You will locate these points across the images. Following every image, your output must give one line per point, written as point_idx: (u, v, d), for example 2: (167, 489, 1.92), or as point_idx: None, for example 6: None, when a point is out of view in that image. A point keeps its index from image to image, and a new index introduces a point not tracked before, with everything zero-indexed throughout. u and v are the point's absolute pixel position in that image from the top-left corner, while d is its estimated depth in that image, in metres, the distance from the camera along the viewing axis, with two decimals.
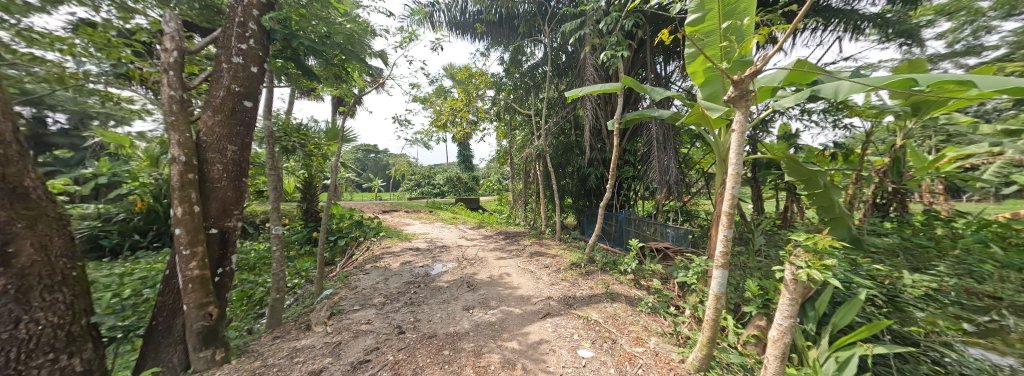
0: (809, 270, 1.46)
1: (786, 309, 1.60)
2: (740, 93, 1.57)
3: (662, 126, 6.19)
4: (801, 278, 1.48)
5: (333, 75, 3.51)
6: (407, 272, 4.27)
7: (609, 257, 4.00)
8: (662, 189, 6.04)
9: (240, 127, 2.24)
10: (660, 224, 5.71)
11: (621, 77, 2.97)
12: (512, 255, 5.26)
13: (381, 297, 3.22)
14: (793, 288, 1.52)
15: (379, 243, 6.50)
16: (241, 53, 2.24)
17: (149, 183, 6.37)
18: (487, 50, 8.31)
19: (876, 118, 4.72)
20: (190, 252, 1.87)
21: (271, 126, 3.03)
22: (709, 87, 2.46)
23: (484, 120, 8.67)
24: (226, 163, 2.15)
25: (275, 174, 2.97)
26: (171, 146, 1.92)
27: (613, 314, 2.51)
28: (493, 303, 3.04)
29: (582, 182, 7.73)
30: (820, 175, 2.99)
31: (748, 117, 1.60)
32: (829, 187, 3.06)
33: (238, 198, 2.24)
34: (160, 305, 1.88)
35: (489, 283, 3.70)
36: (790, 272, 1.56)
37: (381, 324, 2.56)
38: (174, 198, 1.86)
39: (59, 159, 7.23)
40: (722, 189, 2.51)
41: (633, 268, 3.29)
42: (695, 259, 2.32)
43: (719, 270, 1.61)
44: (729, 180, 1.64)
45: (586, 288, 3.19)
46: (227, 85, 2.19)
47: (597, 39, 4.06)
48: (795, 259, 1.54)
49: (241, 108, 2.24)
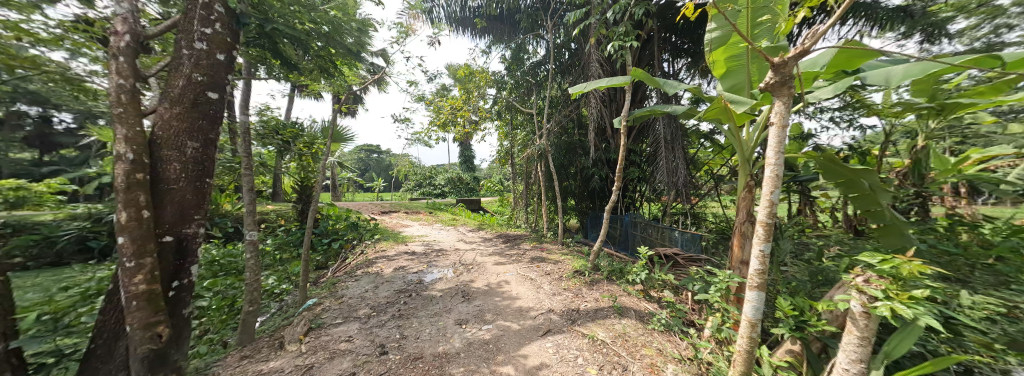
0: (892, 304, 1.29)
1: (856, 352, 1.45)
2: (781, 79, 1.23)
3: (670, 125, 5.95)
4: (870, 312, 1.39)
5: (319, 68, 3.30)
6: (400, 279, 4.02)
7: (615, 264, 3.72)
8: (670, 191, 5.76)
9: (204, 122, 2.00)
10: (668, 228, 5.43)
11: (631, 69, 2.61)
12: (512, 260, 5.00)
13: (367, 308, 2.96)
14: (862, 321, 1.43)
15: (374, 247, 6.26)
16: (204, 38, 2.00)
17: None
18: (488, 47, 8.11)
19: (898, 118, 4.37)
20: (135, 264, 1.63)
21: (247, 122, 2.76)
22: (732, 79, 2.26)
23: (486, 119, 8.45)
24: (186, 162, 1.91)
25: (251, 172, 2.73)
26: (116, 142, 1.68)
27: (622, 334, 2.22)
28: (489, 316, 2.77)
29: (586, 184, 7.46)
30: (871, 175, 2.59)
31: (790, 107, 1.25)
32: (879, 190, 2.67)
33: (200, 201, 1.99)
34: (101, 325, 1.64)
35: (485, 293, 3.43)
36: (860, 303, 1.42)
37: (362, 342, 2.31)
38: (117, 201, 1.61)
39: (63, 158, 7.18)
40: (748, 192, 2.14)
41: (642, 279, 3.01)
42: (717, 274, 2.01)
43: (756, 293, 1.30)
44: (766, 184, 1.32)
45: (591, 300, 2.91)
46: (188, 74, 1.94)
47: (603, 30, 3.79)
48: (871, 288, 1.39)
49: (204, 100, 1.99)
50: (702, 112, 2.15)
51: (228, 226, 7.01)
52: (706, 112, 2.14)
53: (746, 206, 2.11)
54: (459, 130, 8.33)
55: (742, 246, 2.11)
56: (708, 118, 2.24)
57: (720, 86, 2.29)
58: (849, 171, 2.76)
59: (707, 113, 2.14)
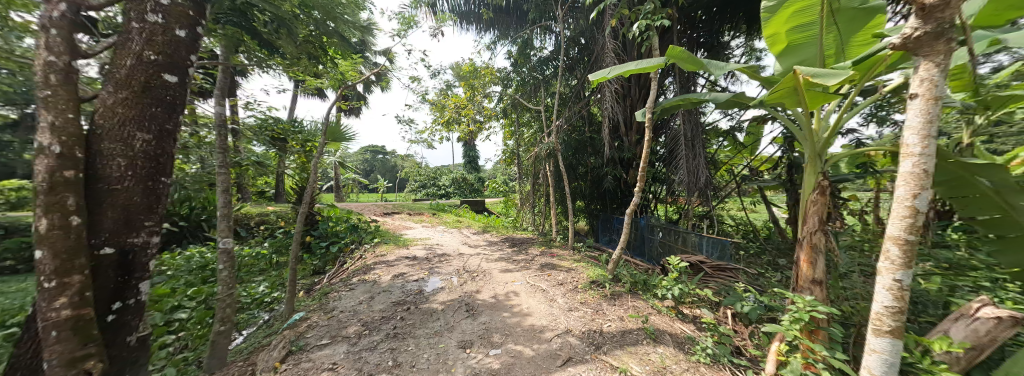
0: None
1: None
2: (938, 31, 0.99)
3: (690, 122, 5.55)
4: None
5: (305, 54, 2.98)
6: (398, 289, 3.67)
7: (638, 275, 3.32)
8: (690, 193, 5.34)
9: (161, 111, 1.68)
10: (690, 233, 5.00)
11: (669, 46, 2.19)
12: (520, 267, 4.62)
13: (357, 326, 2.62)
14: None
15: (374, 251, 5.92)
16: (160, 9, 1.67)
17: None
18: (493, 42, 7.79)
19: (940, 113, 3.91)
20: (58, 283, 1.28)
21: (222, 113, 2.42)
22: (798, 53, 2.25)
23: (491, 118, 8.09)
24: (135, 157, 1.57)
25: (227, 170, 2.39)
26: (40, 132, 1.34)
27: (661, 368, 1.83)
28: (496, 338, 2.40)
29: (597, 185, 7.06)
30: (989, 170, 2.23)
31: (946, 69, 1.00)
32: (1005, 188, 2.28)
33: (152, 205, 1.64)
34: (12, 363, 1.29)
35: (492, 307, 3.05)
36: None
37: (347, 372, 1.95)
38: (36, 205, 1.26)
39: None
40: (817, 206, 1.77)
41: (675, 294, 2.61)
42: (794, 301, 1.60)
43: (892, 340, 1.17)
44: (905, 184, 1.11)
45: (615, 319, 2.51)
46: (138, 51, 1.60)
47: (624, 11, 3.40)
48: None
49: (159, 83, 1.66)
50: (765, 95, 1.85)
51: None
52: (770, 95, 1.84)
53: (816, 211, 1.76)
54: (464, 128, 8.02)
55: (812, 262, 1.76)
56: (772, 102, 1.92)
57: (785, 60, 2.29)
58: (958, 167, 2.41)
59: (772, 96, 1.83)
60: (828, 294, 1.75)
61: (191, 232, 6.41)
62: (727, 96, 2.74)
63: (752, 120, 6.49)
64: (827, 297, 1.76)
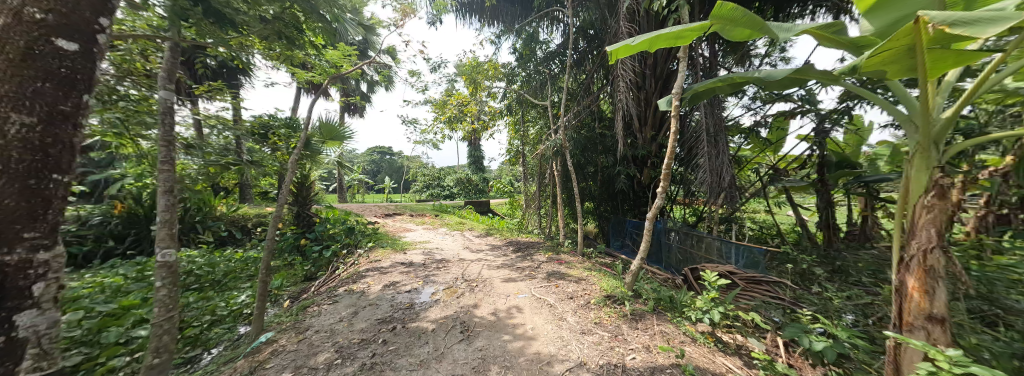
0: None
1: None
2: None
3: (712, 115, 5.04)
4: None
5: (273, 33, 2.58)
6: (387, 302, 3.24)
7: (662, 290, 2.84)
8: (713, 193, 4.82)
9: (54, 88, 1.28)
10: (716, 238, 4.45)
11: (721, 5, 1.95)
12: (525, 276, 4.17)
13: (329, 352, 2.21)
14: None
15: (368, 256, 5.51)
16: None
17: (148, 185, 6.04)
18: (497, 35, 7.42)
19: (999, 104, 3.59)
20: None
21: (167, 97, 2.03)
22: (903, 6, 1.94)
23: (495, 115, 7.69)
24: (5, 146, 1.15)
25: (171, 165, 2.00)
26: None
27: None
28: (493, 371, 1.96)
29: (607, 184, 6.56)
30: None
31: None
32: None
33: (32, 213, 1.23)
34: None
35: (491, 327, 2.60)
36: None
37: None
38: None
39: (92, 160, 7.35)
40: (930, 226, 1.61)
41: (714, 319, 2.11)
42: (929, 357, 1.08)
43: None
44: None
45: (641, 351, 2.03)
46: (12, 5, 1.19)
47: None
48: None
49: (47, 50, 1.25)
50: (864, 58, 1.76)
51: (220, 230, 6.57)
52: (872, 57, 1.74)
53: (932, 222, 1.59)
54: (466, 126, 7.65)
55: (926, 290, 1.62)
56: (872, 67, 1.81)
57: (881, 20, 2.02)
58: None
59: (876, 58, 1.73)
60: (952, 333, 1.59)
61: (185, 234, 6.18)
62: (784, 71, 2.30)
63: (777, 115, 5.93)
64: (951, 337, 1.60)
